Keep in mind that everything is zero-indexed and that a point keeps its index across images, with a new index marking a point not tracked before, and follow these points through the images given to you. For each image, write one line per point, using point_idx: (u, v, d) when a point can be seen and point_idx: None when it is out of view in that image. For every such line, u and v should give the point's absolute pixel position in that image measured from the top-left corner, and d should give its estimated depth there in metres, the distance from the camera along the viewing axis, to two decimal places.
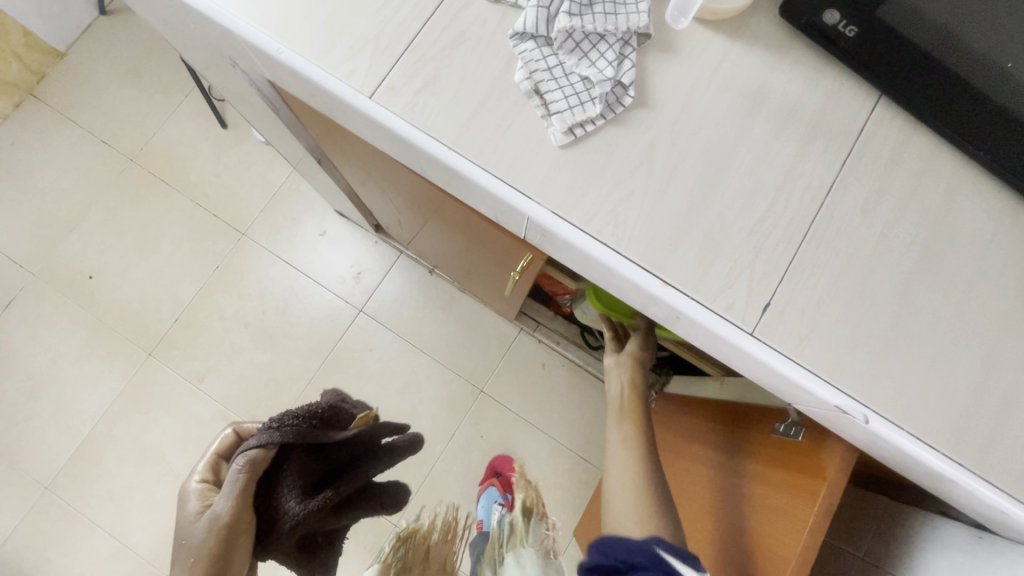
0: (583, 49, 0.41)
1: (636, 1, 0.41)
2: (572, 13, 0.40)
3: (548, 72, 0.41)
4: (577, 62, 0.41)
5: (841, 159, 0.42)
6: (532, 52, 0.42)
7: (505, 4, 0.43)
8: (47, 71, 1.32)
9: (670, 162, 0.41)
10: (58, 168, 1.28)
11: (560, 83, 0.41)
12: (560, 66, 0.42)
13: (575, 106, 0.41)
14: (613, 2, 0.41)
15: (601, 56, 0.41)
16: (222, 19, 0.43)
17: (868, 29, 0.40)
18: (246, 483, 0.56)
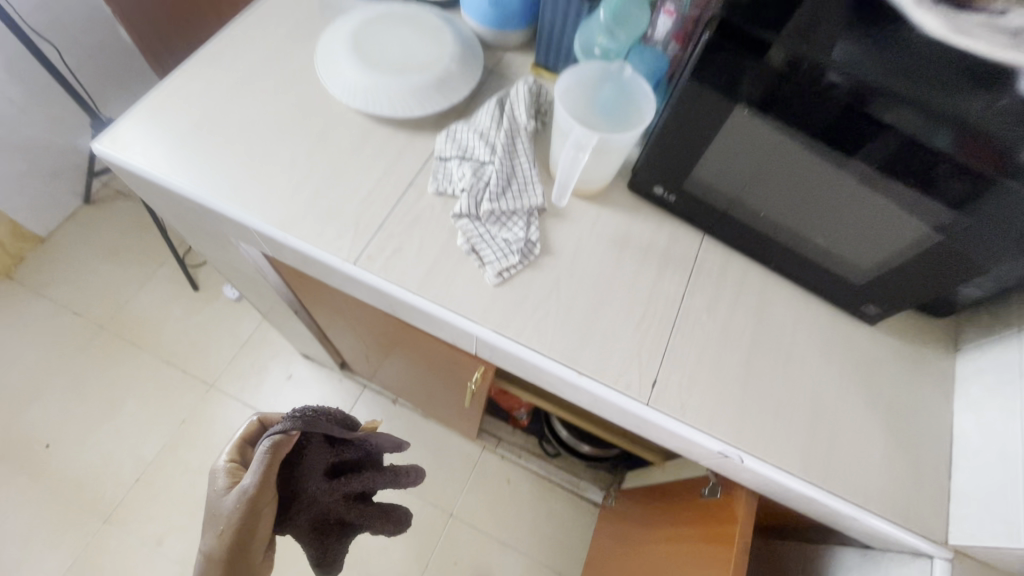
0: (502, 221, 0.61)
1: (533, 189, 0.62)
2: (492, 200, 0.60)
3: (481, 237, 0.60)
4: (499, 230, 0.60)
5: (686, 276, 0.61)
6: (468, 226, 0.60)
7: (447, 196, 0.63)
8: (27, 255, 1.44)
9: (573, 288, 0.59)
10: (26, 343, 1.33)
11: (490, 244, 0.59)
12: (488, 232, 0.60)
13: (501, 258, 0.59)
14: (519, 191, 0.62)
15: (515, 225, 0.61)
16: (241, 219, 0.59)
17: (682, 196, 0.61)
18: (271, 467, 0.49)
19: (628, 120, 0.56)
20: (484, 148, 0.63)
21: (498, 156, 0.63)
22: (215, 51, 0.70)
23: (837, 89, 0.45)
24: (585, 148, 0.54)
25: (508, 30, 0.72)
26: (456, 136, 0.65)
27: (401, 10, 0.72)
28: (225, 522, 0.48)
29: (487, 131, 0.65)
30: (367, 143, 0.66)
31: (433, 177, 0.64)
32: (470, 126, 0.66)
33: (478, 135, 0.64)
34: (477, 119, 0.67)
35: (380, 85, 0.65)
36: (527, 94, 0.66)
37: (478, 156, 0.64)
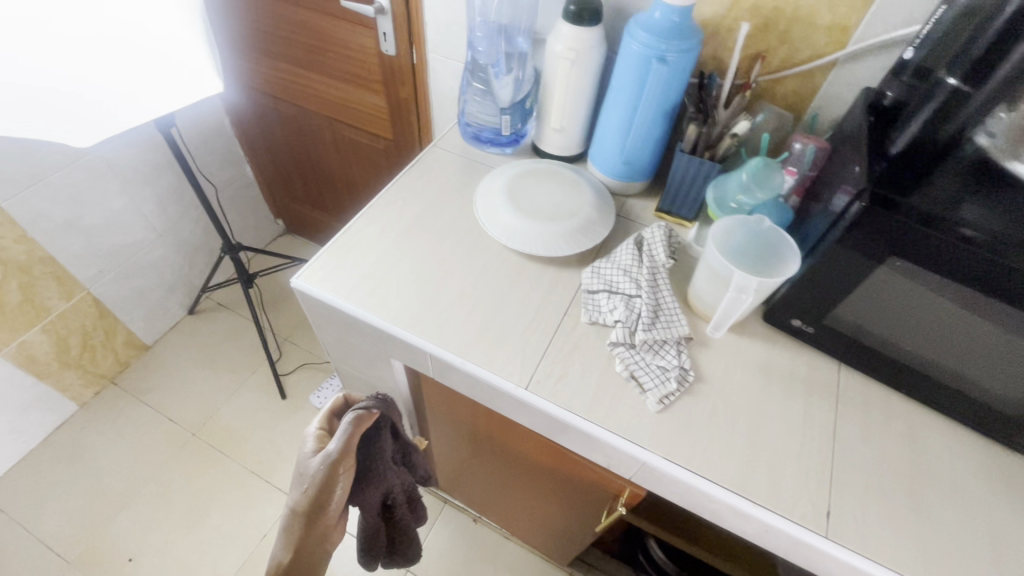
0: (655, 348, 0.66)
1: (679, 319, 0.68)
2: (647, 329, 0.66)
3: (639, 365, 0.65)
4: (654, 357, 0.65)
5: (834, 404, 0.65)
6: (625, 353, 0.66)
7: (600, 325, 0.69)
8: (132, 361, 1.53)
9: (728, 416, 0.63)
10: (120, 449, 1.37)
11: (648, 372, 0.64)
12: (644, 360, 0.65)
13: (660, 385, 0.63)
14: (667, 320, 0.68)
15: (667, 352, 0.66)
16: (423, 346, 0.66)
17: (821, 328, 0.66)
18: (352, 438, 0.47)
19: (768, 270, 0.66)
20: (631, 282, 0.70)
21: (645, 289, 0.69)
22: (386, 199, 0.83)
23: (981, 257, 0.50)
24: (750, 288, 0.60)
25: (634, 181, 0.84)
26: (600, 271, 0.73)
27: (541, 166, 0.85)
28: (308, 483, 0.45)
29: (629, 267, 0.72)
30: (522, 277, 0.74)
31: (585, 309, 0.71)
32: (610, 263, 0.74)
33: (622, 271, 0.72)
34: (615, 255, 0.75)
35: (535, 230, 0.75)
36: (660, 236, 0.75)
37: (625, 289, 0.70)
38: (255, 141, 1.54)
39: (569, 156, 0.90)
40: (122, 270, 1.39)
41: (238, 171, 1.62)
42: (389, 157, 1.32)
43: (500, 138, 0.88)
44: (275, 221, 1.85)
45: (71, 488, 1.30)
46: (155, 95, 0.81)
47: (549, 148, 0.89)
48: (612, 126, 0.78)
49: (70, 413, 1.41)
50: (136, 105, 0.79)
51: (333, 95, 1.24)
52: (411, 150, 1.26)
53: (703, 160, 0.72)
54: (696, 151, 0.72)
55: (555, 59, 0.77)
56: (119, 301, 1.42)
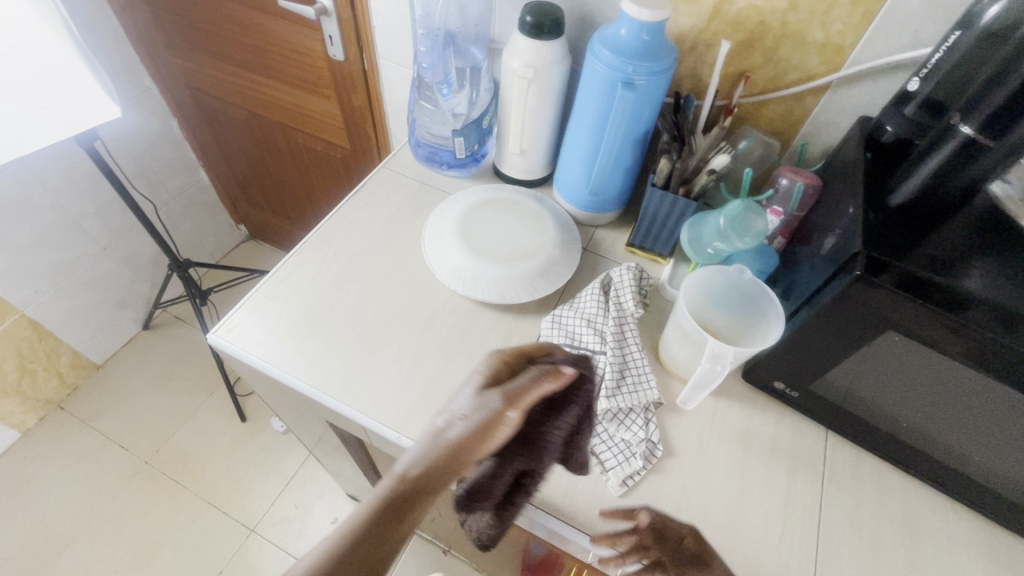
0: (619, 417, 0.58)
1: (648, 379, 0.60)
2: (610, 396, 0.57)
3: (600, 438, 0.57)
4: (617, 428, 0.57)
5: (819, 482, 0.57)
6: None
7: None
8: (80, 383, 1.43)
9: (700, 497, 0.55)
10: (67, 479, 1.29)
11: (609, 446, 0.56)
12: (606, 432, 0.57)
13: (624, 463, 0.55)
14: (634, 383, 0.59)
15: (633, 422, 0.58)
16: (356, 417, 0.58)
17: (803, 393, 0.59)
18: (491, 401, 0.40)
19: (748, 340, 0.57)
20: (594, 337, 0.62)
21: (610, 346, 0.60)
22: (325, 232, 0.74)
23: (983, 344, 0.42)
24: (725, 359, 0.51)
25: (603, 211, 0.75)
26: (561, 318, 0.65)
27: (499, 193, 0.76)
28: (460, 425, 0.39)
29: (593, 316, 0.64)
30: (474, 328, 0.66)
31: None
32: (573, 310, 0.66)
33: (585, 321, 0.64)
34: (579, 301, 0.67)
35: (489, 273, 0.66)
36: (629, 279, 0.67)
37: (588, 345, 0.62)
38: (207, 144, 1.42)
39: (533, 179, 0.80)
40: (62, 288, 1.28)
41: (192, 176, 1.50)
42: (348, 166, 1.22)
43: (456, 161, 0.79)
44: (237, 227, 1.73)
45: (12, 524, 1.22)
46: (57, 112, 0.74)
47: (510, 170, 0.80)
48: (576, 153, 0.69)
49: (12, 442, 1.32)
50: (35, 131, 0.73)
51: (283, 100, 1.13)
52: (371, 160, 1.16)
53: (677, 196, 0.63)
54: (669, 186, 0.63)
55: (511, 77, 0.68)
56: (62, 322, 1.32)
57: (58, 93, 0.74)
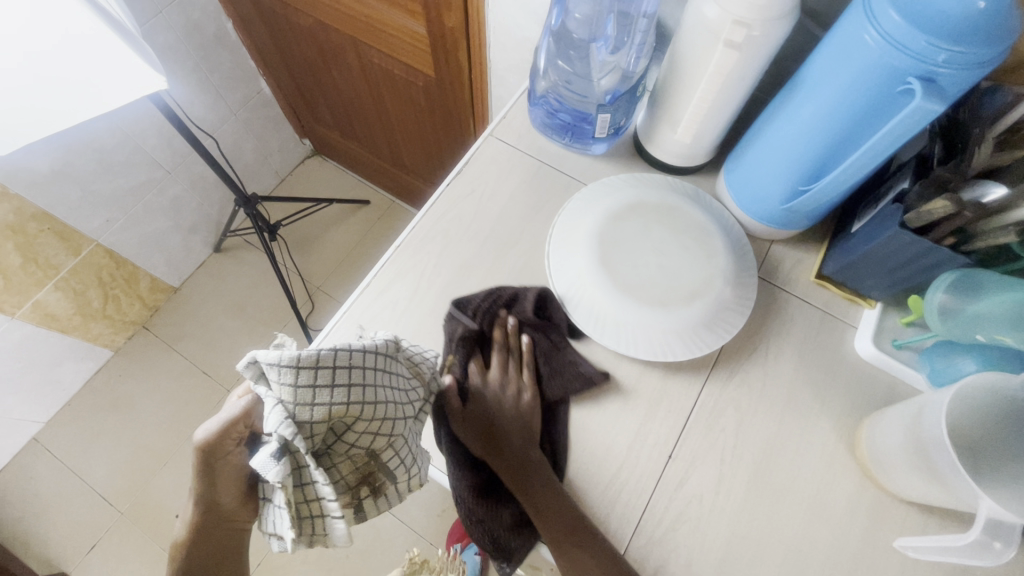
0: (388, 426, 0.43)
1: (319, 411, 0.39)
2: (374, 423, 0.42)
3: (397, 452, 0.44)
4: (399, 442, 0.44)
5: None
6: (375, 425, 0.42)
7: (330, 399, 0.39)
8: (161, 305, 1.43)
9: None
10: (159, 400, 1.34)
11: (403, 456, 0.44)
12: (402, 441, 0.44)
13: (412, 459, 0.45)
14: (371, 409, 0.41)
15: (406, 420, 0.44)
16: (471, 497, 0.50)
17: None
18: (232, 425, 0.44)
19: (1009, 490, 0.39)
20: (338, 389, 0.40)
21: (339, 395, 0.40)
22: (422, 234, 0.59)
23: None
24: (1010, 537, 0.36)
25: (792, 229, 0.55)
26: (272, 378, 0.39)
27: (647, 192, 0.56)
28: (335, 411, 0.40)
29: (383, 389, 0.43)
30: (611, 386, 0.52)
31: (328, 392, 0.39)
32: (319, 375, 0.39)
33: (334, 405, 0.39)
34: (306, 362, 0.38)
35: (635, 318, 0.50)
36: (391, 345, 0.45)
37: (330, 377, 0.40)
38: (267, 50, 1.22)
39: (689, 168, 0.60)
40: (133, 215, 1.22)
41: (253, 88, 1.33)
42: (431, 96, 1.01)
43: (592, 139, 0.59)
44: (301, 141, 1.58)
45: (116, 438, 1.30)
46: (112, 83, 0.60)
47: (663, 154, 0.59)
48: (783, 160, 0.48)
49: (105, 359, 1.36)
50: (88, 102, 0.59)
51: (357, 12, 0.91)
52: (461, 93, 0.94)
53: (939, 245, 0.43)
54: (931, 232, 0.43)
55: (704, 41, 0.45)
56: (136, 248, 1.28)
57: (105, 66, 0.57)
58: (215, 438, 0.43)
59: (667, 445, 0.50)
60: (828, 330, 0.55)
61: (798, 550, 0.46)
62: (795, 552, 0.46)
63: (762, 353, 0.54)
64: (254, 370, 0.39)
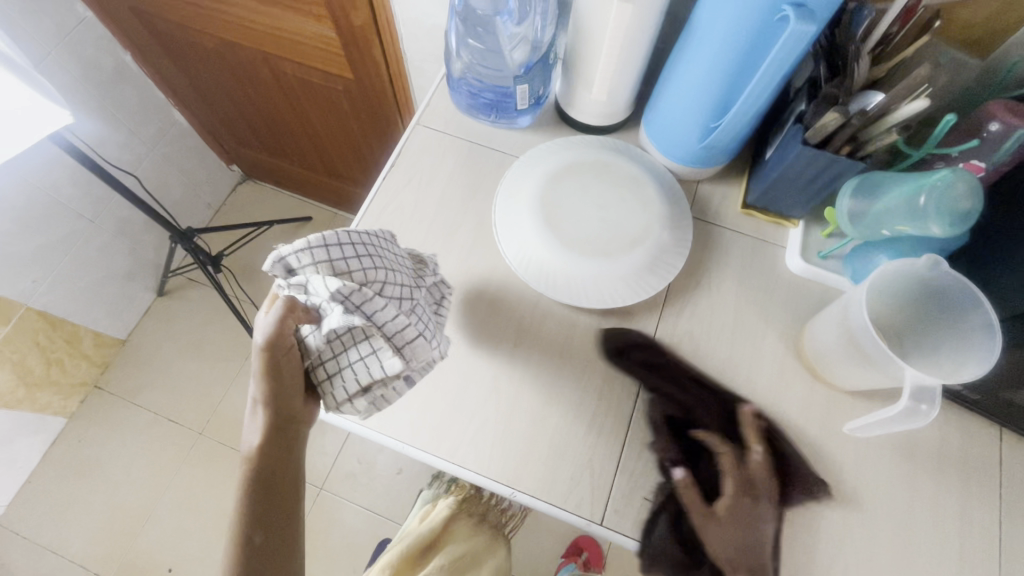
0: (413, 291, 0.48)
1: (357, 271, 0.44)
2: (404, 284, 0.47)
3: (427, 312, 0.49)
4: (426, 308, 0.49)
5: (997, 496, 0.49)
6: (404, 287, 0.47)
7: (358, 261, 0.44)
8: (110, 360, 1.37)
9: (864, 522, 0.48)
10: (128, 456, 1.28)
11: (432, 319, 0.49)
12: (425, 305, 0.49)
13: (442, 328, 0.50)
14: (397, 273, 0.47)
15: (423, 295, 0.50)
16: (456, 471, 0.50)
17: (986, 397, 0.49)
18: (285, 323, 0.42)
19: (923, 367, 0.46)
20: (366, 258, 0.45)
21: (369, 261, 0.45)
22: (366, 229, 0.59)
23: None
24: (931, 398, 0.41)
25: (713, 166, 0.58)
26: (303, 263, 0.44)
27: (579, 152, 0.59)
28: (372, 273, 0.45)
29: (395, 262, 0.48)
30: (574, 341, 0.54)
31: (358, 258, 0.44)
32: (343, 249, 0.44)
33: (368, 266, 0.44)
34: (329, 241, 0.44)
35: (584, 271, 0.53)
36: (387, 238, 0.50)
37: (354, 249, 0.45)
38: (173, 77, 1.17)
39: (611, 126, 0.62)
40: (60, 272, 1.15)
41: (168, 120, 1.28)
42: (354, 99, 1.00)
43: (515, 112, 0.61)
44: (229, 167, 1.53)
45: (89, 505, 1.24)
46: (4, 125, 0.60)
47: (584, 116, 0.61)
48: (692, 101, 0.51)
49: (61, 427, 1.29)
50: None
51: (261, 24, 0.89)
52: (383, 89, 0.94)
53: (837, 156, 0.47)
54: (830, 144, 0.47)
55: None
56: (71, 306, 1.21)
57: None
58: (277, 335, 0.42)
59: (633, 384, 0.53)
60: (761, 253, 0.59)
61: (766, 454, 0.50)
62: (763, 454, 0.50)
63: (706, 284, 0.57)
64: (280, 270, 0.44)
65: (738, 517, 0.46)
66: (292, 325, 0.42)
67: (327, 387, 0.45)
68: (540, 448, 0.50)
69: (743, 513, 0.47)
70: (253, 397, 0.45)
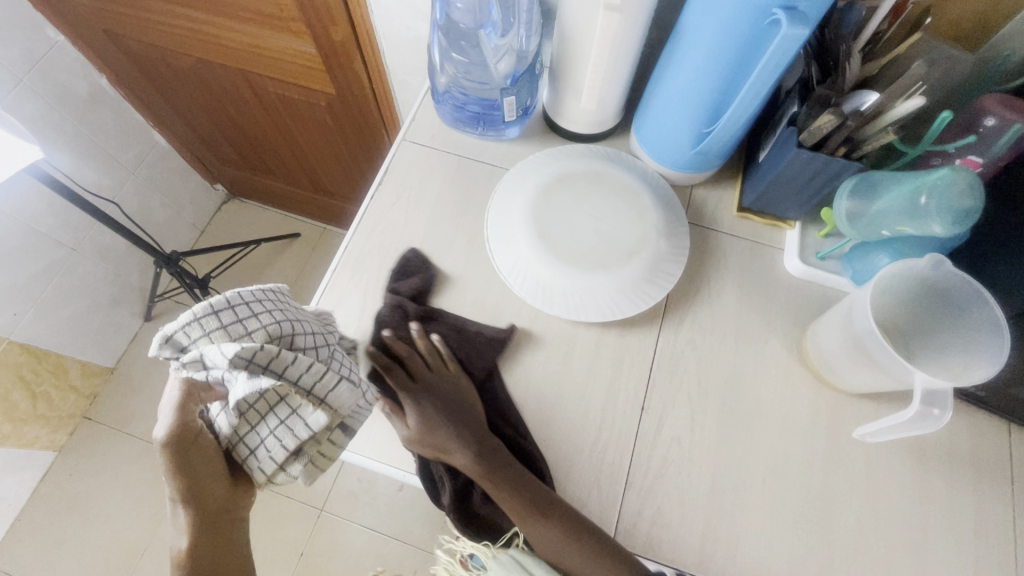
0: (321, 342, 0.46)
1: (254, 331, 0.42)
2: (311, 336, 0.45)
3: (344, 360, 0.47)
4: (341, 356, 0.47)
5: (1011, 493, 0.49)
6: (312, 339, 0.45)
7: (256, 321, 0.43)
8: (99, 390, 1.33)
9: (879, 527, 0.47)
10: (121, 488, 1.25)
11: (352, 365, 0.47)
12: (343, 354, 0.47)
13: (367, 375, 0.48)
14: (301, 325, 0.45)
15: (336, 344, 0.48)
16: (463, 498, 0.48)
17: (994, 394, 0.49)
18: (186, 409, 0.41)
19: (932, 371, 0.44)
20: (265, 317, 0.43)
21: (266, 318, 0.43)
22: (356, 251, 0.58)
23: None
24: (944, 402, 0.40)
25: (706, 170, 0.58)
26: (194, 337, 0.41)
27: (568, 162, 0.58)
28: (272, 329, 0.43)
29: (299, 315, 0.46)
30: (575, 357, 0.53)
31: (253, 319, 0.43)
32: (237, 311, 0.43)
33: (267, 324, 0.43)
34: (219, 307, 0.42)
35: (580, 285, 0.52)
36: (287, 296, 0.48)
37: (247, 310, 0.43)
38: (151, 99, 1.15)
39: (601, 134, 0.61)
40: (42, 303, 1.12)
41: (147, 142, 1.25)
42: (337, 113, 0.99)
43: (502, 124, 0.59)
44: (213, 187, 1.50)
45: (82, 540, 1.20)
46: None
47: (574, 125, 0.60)
48: (683, 107, 0.50)
49: (50, 461, 1.26)
50: None
51: (238, 42, 0.87)
52: (366, 103, 0.93)
53: (834, 157, 0.46)
54: (825, 146, 0.46)
55: (587, 8, 0.46)
56: (55, 337, 1.18)
57: None
58: (180, 426, 0.40)
59: (637, 398, 0.52)
60: (759, 256, 0.58)
61: (777, 463, 0.49)
62: (773, 464, 0.49)
63: (706, 291, 0.56)
64: (170, 351, 0.42)
65: (449, 409, 0.49)
66: (192, 410, 0.41)
67: (253, 464, 0.42)
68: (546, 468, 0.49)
69: (449, 408, 0.49)
70: (171, 497, 0.40)
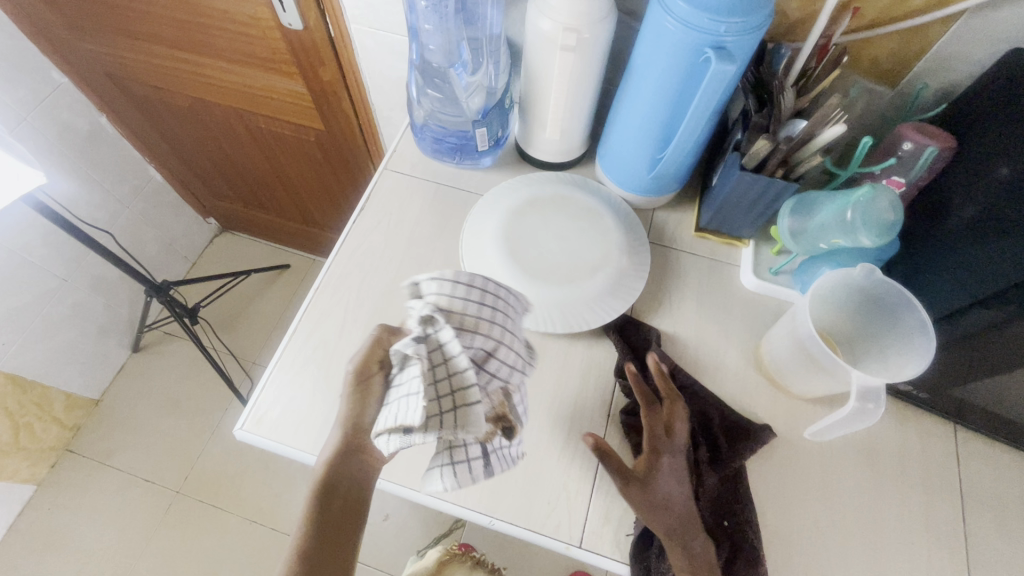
0: (505, 373, 0.45)
1: (467, 315, 0.43)
2: (500, 365, 0.45)
3: (513, 403, 0.47)
4: (511, 397, 0.46)
5: (959, 492, 0.51)
6: (502, 367, 0.45)
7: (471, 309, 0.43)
8: (83, 421, 1.33)
9: (838, 527, 0.50)
10: (101, 523, 1.23)
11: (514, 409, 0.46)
12: (517, 391, 0.47)
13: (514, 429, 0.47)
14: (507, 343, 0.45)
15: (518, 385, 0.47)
16: (435, 504, 0.50)
17: (936, 395, 0.52)
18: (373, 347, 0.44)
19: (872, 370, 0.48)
20: (479, 309, 0.43)
21: (485, 312, 0.44)
22: (338, 270, 0.61)
23: None
24: (878, 397, 0.43)
25: (665, 194, 0.62)
26: (431, 290, 0.43)
27: (539, 188, 0.62)
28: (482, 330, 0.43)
29: (512, 338, 0.46)
30: (545, 369, 0.56)
31: (471, 305, 0.43)
32: (471, 293, 0.43)
33: (480, 319, 0.43)
34: (465, 281, 0.44)
35: (549, 298, 0.55)
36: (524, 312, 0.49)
37: (473, 294, 0.43)
38: (148, 135, 1.20)
39: (568, 162, 0.66)
40: (31, 333, 1.14)
41: (144, 177, 1.29)
42: (326, 147, 1.04)
43: (476, 154, 0.64)
44: (206, 221, 1.54)
45: None
46: None
47: (543, 154, 0.65)
48: (638, 136, 0.55)
49: (29, 496, 1.24)
50: None
51: (233, 82, 0.92)
52: (354, 138, 0.98)
53: (773, 179, 0.51)
54: (764, 168, 0.51)
55: (547, 49, 0.52)
56: (43, 367, 1.19)
57: None
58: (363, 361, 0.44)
59: (603, 405, 0.54)
60: (716, 272, 0.62)
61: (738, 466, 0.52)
62: None
63: (667, 305, 0.60)
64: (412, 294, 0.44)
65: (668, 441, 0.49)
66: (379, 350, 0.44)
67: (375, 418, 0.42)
68: (515, 474, 0.51)
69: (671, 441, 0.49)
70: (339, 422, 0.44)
